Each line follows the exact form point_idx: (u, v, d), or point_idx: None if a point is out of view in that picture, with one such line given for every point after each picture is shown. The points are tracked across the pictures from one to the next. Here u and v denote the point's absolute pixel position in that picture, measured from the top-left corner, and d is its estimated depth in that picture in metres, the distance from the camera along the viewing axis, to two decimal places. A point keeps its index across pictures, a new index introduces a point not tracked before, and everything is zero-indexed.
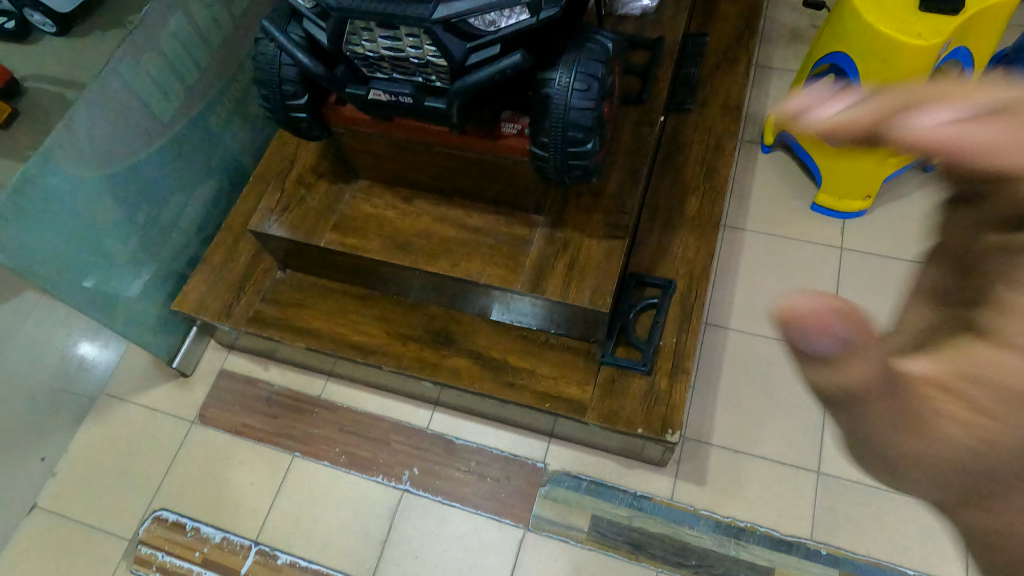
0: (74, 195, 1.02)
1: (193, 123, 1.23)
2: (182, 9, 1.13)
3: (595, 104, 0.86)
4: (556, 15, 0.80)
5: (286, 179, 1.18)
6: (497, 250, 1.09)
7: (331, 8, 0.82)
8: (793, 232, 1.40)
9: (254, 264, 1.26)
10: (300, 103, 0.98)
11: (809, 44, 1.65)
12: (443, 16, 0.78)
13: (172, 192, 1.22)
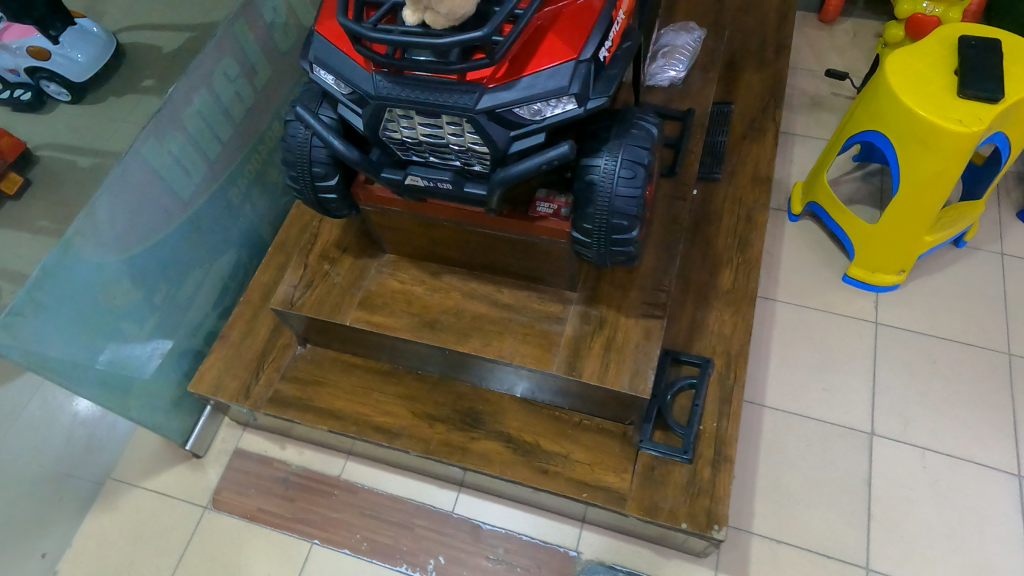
0: (91, 281, 1.01)
1: (214, 197, 1.20)
2: (206, 86, 1.13)
3: (641, 192, 0.84)
4: (603, 106, 0.78)
5: (309, 254, 1.14)
6: (529, 328, 1.04)
7: (370, 97, 0.80)
8: (826, 305, 1.37)
9: (273, 340, 1.23)
10: (330, 184, 0.96)
11: (829, 111, 1.66)
12: (488, 106, 0.76)
13: (191, 269, 1.19)
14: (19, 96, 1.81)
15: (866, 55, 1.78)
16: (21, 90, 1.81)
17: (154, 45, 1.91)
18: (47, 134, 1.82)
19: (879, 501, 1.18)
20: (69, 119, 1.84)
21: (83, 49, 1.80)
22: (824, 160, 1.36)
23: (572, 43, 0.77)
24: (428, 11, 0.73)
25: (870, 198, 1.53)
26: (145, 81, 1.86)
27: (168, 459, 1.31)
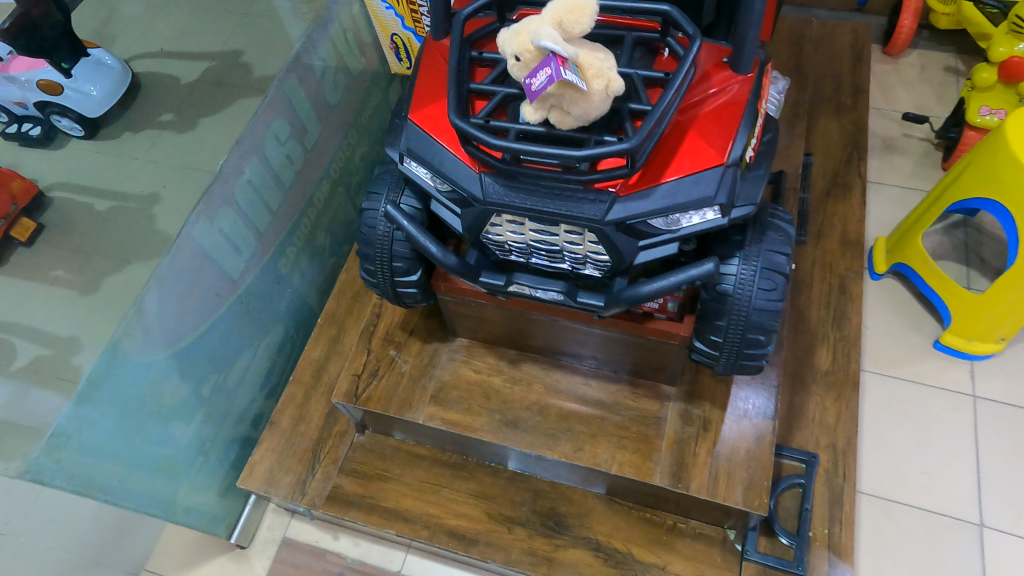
0: (140, 384, 0.92)
1: (264, 270, 1.09)
2: (257, 155, 1.02)
3: (781, 303, 0.74)
4: (747, 213, 0.68)
5: (372, 338, 1.03)
6: (625, 430, 0.94)
7: (476, 199, 0.69)
8: (917, 375, 1.29)
9: (329, 426, 1.11)
10: (411, 279, 0.85)
11: (902, 155, 1.56)
12: (619, 218, 0.65)
13: (239, 352, 1.08)
14: (28, 131, 1.47)
15: (936, 91, 1.68)
16: (31, 124, 1.48)
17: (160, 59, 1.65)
18: (59, 172, 1.48)
19: None
20: (88, 158, 1.51)
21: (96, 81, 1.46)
22: (922, 222, 1.26)
23: (718, 143, 0.66)
24: (555, 109, 0.62)
25: (955, 253, 1.44)
26: (164, 114, 1.56)
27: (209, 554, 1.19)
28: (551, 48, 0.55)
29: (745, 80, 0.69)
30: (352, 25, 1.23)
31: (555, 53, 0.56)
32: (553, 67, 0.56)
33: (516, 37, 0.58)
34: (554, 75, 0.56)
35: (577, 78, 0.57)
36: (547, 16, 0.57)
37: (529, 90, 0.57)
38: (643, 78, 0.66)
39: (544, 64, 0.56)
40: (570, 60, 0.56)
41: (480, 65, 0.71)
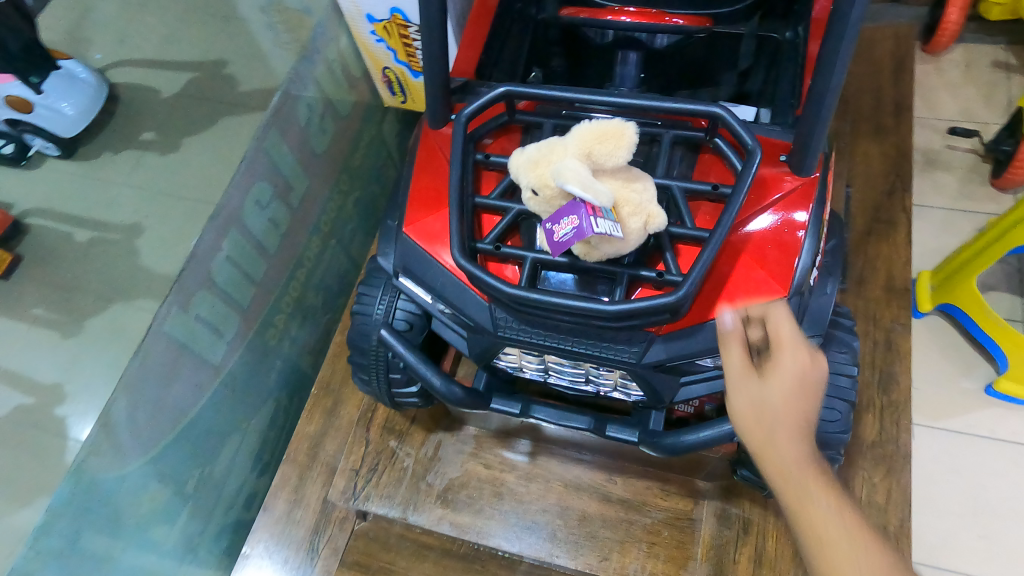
0: (115, 500, 0.83)
1: (249, 347, 0.99)
2: (237, 228, 0.93)
3: (845, 431, 0.64)
4: (813, 343, 0.57)
5: (371, 426, 0.93)
6: (656, 535, 0.84)
7: (485, 331, 0.58)
8: (968, 426, 1.19)
9: (329, 509, 1.01)
10: (411, 390, 0.73)
11: (945, 171, 1.43)
12: (658, 361, 0.54)
13: (225, 438, 0.98)
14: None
15: (981, 92, 1.53)
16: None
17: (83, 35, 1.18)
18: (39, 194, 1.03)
19: None
20: (51, 184, 1.04)
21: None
22: (976, 263, 1.14)
23: (779, 269, 0.54)
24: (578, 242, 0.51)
25: (1008, 282, 1.32)
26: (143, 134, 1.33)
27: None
28: (578, 194, 0.45)
29: (808, 183, 0.57)
30: (339, 59, 1.10)
31: (584, 200, 0.45)
32: (581, 217, 0.45)
33: (534, 169, 0.49)
34: (582, 226, 0.45)
35: (611, 225, 0.46)
36: (572, 146, 0.48)
37: (550, 240, 0.46)
38: (686, 191, 0.54)
39: (569, 210, 0.46)
40: (602, 205, 0.45)
41: (486, 167, 0.59)
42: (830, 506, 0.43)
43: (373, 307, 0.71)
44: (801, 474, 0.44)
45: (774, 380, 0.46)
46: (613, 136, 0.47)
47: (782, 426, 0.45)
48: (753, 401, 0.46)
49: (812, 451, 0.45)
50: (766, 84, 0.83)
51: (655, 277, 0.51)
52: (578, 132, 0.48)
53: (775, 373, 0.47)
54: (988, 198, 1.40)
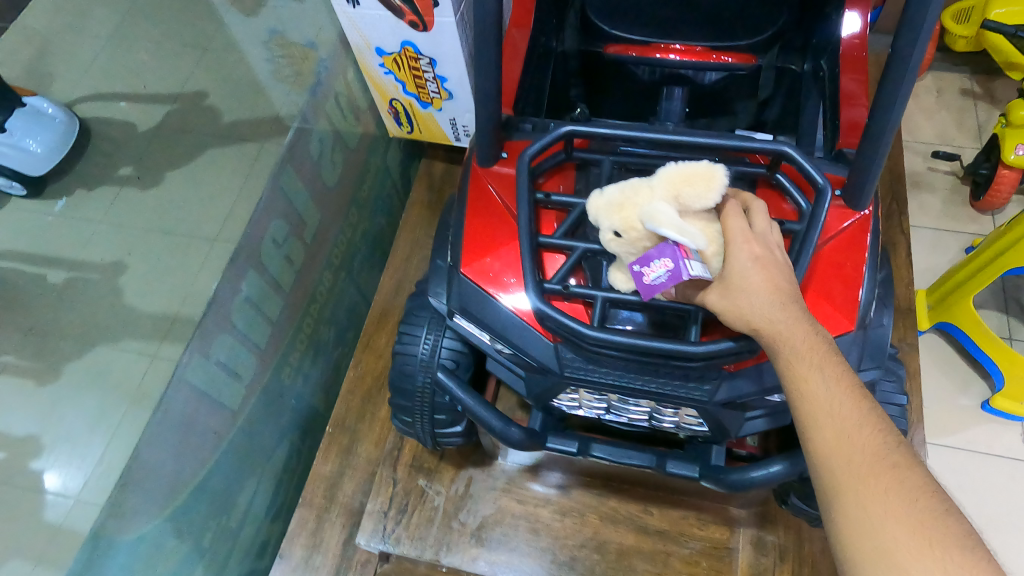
0: (134, 560, 0.81)
1: (266, 390, 0.95)
2: (255, 267, 0.93)
3: None
4: (873, 378, 0.58)
5: (397, 465, 0.91)
6: (694, 566, 0.83)
7: (549, 371, 0.57)
8: (972, 441, 1.21)
9: (349, 553, 0.97)
10: (456, 430, 0.72)
11: (930, 192, 1.48)
12: (729, 398, 0.55)
13: (243, 487, 0.93)
14: None
15: (956, 117, 1.59)
16: None
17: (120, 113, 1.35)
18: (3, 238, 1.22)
19: None
20: (32, 222, 1.24)
21: (38, 133, 1.20)
22: (973, 284, 1.17)
23: (844, 304, 0.55)
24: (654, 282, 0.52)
25: (994, 300, 1.35)
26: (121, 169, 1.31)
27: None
28: (674, 237, 0.47)
29: (863, 217, 0.58)
30: (346, 91, 1.09)
31: (679, 243, 0.47)
32: (675, 260, 0.47)
33: (619, 212, 0.51)
34: (675, 268, 0.47)
35: (700, 267, 0.48)
36: (660, 189, 0.51)
37: (640, 280, 0.49)
38: None
39: (660, 251, 0.48)
40: (692, 248, 0.48)
41: (545, 206, 0.58)
42: (826, 385, 0.45)
43: (416, 347, 0.69)
44: (796, 355, 0.46)
45: (734, 268, 0.48)
46: (702, 181, 0.50)
47: (775, 309, 0.47)
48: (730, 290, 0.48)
49: (804, 333, 0.46)
50: (783, 111, 0.86)
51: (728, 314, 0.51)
52: (667, 176, 0.50)
53: (737, 261, 0.48)
54: (969, 220, 1.45)
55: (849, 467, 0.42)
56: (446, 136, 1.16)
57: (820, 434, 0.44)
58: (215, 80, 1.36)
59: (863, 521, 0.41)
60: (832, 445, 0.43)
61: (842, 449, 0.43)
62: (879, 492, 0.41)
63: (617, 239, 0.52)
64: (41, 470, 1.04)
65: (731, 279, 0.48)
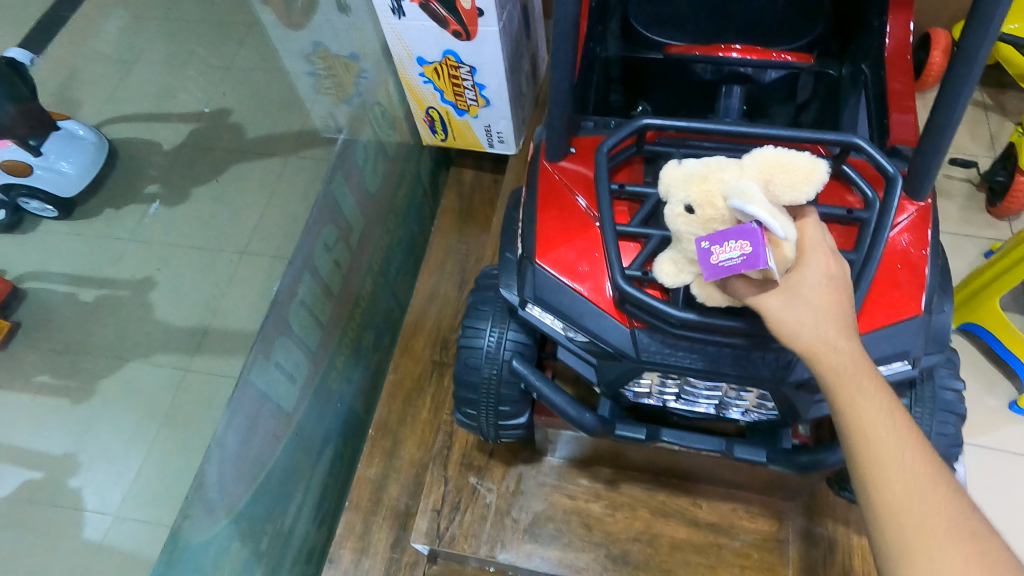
0: (202, 562, 0.81)
1: (316, 393, 0.96)
2: (309, 272, 0.94)
3: (956, 444, 0.66)
4: (937, 361, 0.60)
5: (447, 464, 0.92)
6: (746, 558, 0.85)
7: (624, 357, 0.59)
8: (1003, 441, 1.23)
9: (397, 556, 0.97)
10: (519, 421, 0.74)
11: (947, 197, 1.51)
12: (802, 379, 0.56)
13: (297, 488, 0.94)
14: None
15: (967, 125, 1.63)
16: None
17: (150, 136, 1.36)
18: (35, 260, 1.22)
19: None
20: (65, 244, 1.25)
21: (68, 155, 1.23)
22: (998, 286, 1.20)
23: (912, 289, 0.57)
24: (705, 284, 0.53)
25: (1015, 303, 1.38)
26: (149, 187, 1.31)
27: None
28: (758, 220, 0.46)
29: (924, 207, 0.61)
30: (386, 102, 1.13)
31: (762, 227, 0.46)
32: (754, 248, 0.46)
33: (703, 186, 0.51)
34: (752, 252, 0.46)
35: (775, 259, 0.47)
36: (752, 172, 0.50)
37: (708, 257, 0.48)
38: (821, 216, 0.57)
39: (737, 233, 0.47)
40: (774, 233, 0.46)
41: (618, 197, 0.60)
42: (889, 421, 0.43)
43: (482, 339, 0.71)
44: (855, 386, 0.44)
45: (804, 299, 0.46)
46: (800, 174, 0.50)
47: (833, 334, 0.45)
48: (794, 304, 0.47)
49: (868, 370, 0.44)
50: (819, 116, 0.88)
51: None
52: (763, 160, 0.50)
53: (807, 291, 0.47)
54: (987, 224, 1.47)
55: (917, 507, 0.40)
56: (481, 143, 1.19)
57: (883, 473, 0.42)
58: (241, 98, 1.38)
59: (929, 566, 0.39)
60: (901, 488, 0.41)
61: (908, 489, 0.40)
62: (947, 538, 0.39)
63: (686, 214, 0.52)
64: (79, 488, 1.04)
65: (800, 291, 0.47)
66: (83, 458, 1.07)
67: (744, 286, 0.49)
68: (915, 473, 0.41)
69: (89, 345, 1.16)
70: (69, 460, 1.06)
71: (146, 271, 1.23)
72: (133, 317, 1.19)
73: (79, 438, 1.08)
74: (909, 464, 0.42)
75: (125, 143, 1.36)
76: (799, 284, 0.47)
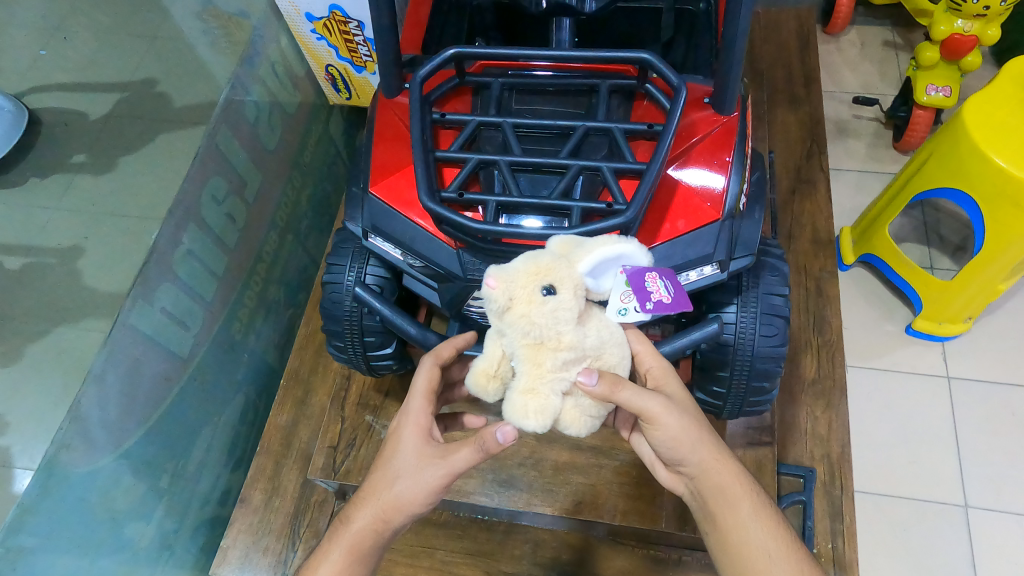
0: (88, 493, 0.86)
1: (215, 342, 1.02)
2: (195, 222, 0.96)
3: (784, 347, 0.70)
4: (745, 265, 0.64)
5: (344, 404, 0.99)
6: (625, 475, 0.90)
7: (455, 277, 0.63)
8: (894, 364, 1.24)
9: (307, 495, 1.03)
10: (386, 351, 0.78)
11: (857, 137, 1.52)
12: None
13: (199, 428, 1.00)
14: None
15: (879, 67, 1.63)
16: None
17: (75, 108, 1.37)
18: None
19: None
20: None
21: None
22: (890, 212, 1.22)
23: (710, 196, 0.62)
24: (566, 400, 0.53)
25: (916, 233, 1.40)
26: (76, 156, 1.33)
27: (410, 402, 0.61)
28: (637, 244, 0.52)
29: (728, 121, 0.65)
30: (281, 59, 1.12)
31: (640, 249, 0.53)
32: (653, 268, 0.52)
33: (537, 270, 0.51)
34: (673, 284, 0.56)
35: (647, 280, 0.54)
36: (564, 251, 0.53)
37: (665, 298, 0.50)
38: (625, 133, 0.61)
39: (640, 277, 0.51)
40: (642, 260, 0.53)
41: (443, 126, 0.64)
42: (753, 506, 0.58)
43: (343, 277, 0.75)
44: (732, 486, 0.58)
45: (675, 381, 0.58)
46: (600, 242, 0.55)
47: (718, 448, 0.58)
48: (688, 415, 0.56)
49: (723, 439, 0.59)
50: (687, 53, 0.89)
51: (604, 208, 0.57)
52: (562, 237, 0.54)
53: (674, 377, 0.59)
54: (893, 160, 1.50)
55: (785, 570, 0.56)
56: None
57: (744, 547, 0.57)
58: (162, 68, 1.39)
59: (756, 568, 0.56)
60: (764, 556, 0.56)
61: (775, 560, 0.56)
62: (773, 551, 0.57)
63: (551, 300, 0.50)
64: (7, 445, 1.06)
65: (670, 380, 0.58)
66: (12, 419, 1.09)
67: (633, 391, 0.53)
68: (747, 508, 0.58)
69: (16, 313, 1.20)
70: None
71: (73, 239, 1.25)
72: (54, 281, 1.22)
73: (6, 400, 1.11)
74: (747, 504, 0.58)
75: (49, 113, 1.37)
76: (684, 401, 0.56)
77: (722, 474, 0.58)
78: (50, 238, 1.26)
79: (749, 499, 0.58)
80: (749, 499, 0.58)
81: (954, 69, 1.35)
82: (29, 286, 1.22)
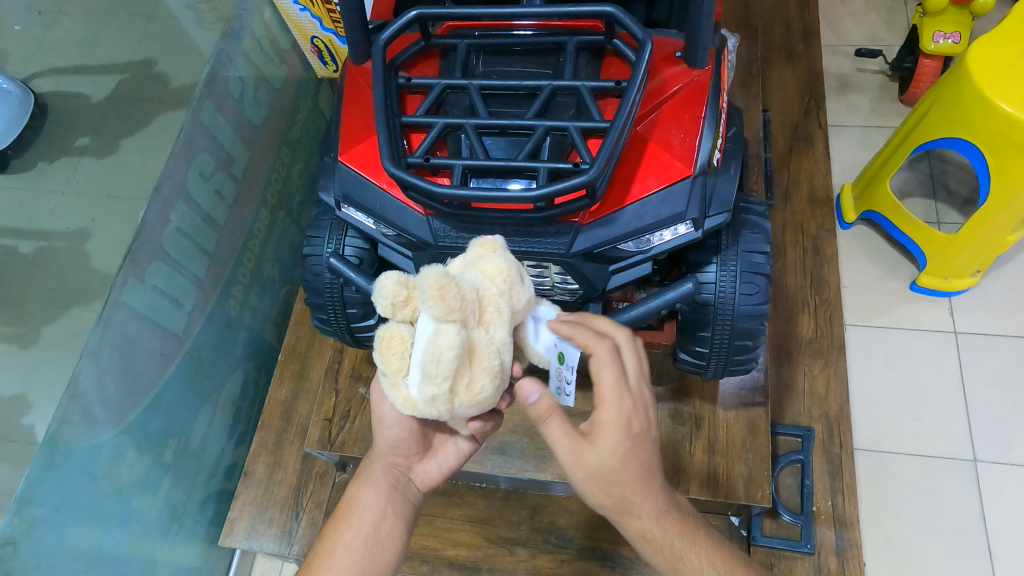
0: (93, 466, 0.87)
1: (210, 318, 1.03)
2: (182, 200, 0.96)
3: (766, 305, 0.70)
4: (721, 223, 0.64)
5: (338, 377, 1.01)
6: None
7: (427, 245, 0.63)
8: (899, 321, 1.18)
9: (308, 468, 1.04)
10: (369, 323, 0.79)
11: (860, 91, 1.43)
12: (585, 247, 0.60)
13: (200, 402, 1.02)
14: None
15: (886, 18, 1.51)
16: None
17: (74, 92, 1.38)
18: None
19: (999, 536, 1.01)
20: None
21: None
22: (888, 165, 1.15)
23: (682, 152, 0.61)
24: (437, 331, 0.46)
25: (921, 187, 1.32)
26: (79, 140, 1.34)
27: None
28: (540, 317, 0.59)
29: (698, 75, 0.65)
30: (266, 32, 1.10)
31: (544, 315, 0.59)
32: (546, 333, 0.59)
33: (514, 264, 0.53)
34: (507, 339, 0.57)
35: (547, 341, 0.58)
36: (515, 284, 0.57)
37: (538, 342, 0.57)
38: (593, 90, 0.60)
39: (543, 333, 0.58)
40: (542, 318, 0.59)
41: (410, 90, 0.64)
42: (677, 548, 0.60)
43: (323, 248, 0.76)
44: (639, 536, 0.60)
45: (606, 419, 0.55)
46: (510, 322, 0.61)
47: (621, 506, 0.58)
48: (605, 480, 0.56)
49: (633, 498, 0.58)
50: (673, 10, 0.80)
51: (571, 168, 0.55)
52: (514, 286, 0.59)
53: (607, 414, 0.55)
54: (898, 115, 1.39)
55: None
56: None
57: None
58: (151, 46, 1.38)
59: None
60: None
61: None
62: None
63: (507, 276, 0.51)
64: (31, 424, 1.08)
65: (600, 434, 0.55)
66: (34, 399, 1.12)
67: (559, 432, 0.55)
68: (668, 549, 0.60)
69: (29, 295, 1.23)
70: (20, 401, 1.12)
71: (78, 222, 1.27)
72: (62, 263, 1.23)
73: (26, 381, 1.14)
74: (663, 548, 0.60)
75: (52, 97, 1.38)
76: (607, 467, 0.56)
77: (636, 528, 0.60)
78: (58, 220, 1.27)
79: (666, 547, 0.60)
80: (665, 544, 0.60)
81: (965, 15, 1.27)
82: (41, 269, 1.25)
